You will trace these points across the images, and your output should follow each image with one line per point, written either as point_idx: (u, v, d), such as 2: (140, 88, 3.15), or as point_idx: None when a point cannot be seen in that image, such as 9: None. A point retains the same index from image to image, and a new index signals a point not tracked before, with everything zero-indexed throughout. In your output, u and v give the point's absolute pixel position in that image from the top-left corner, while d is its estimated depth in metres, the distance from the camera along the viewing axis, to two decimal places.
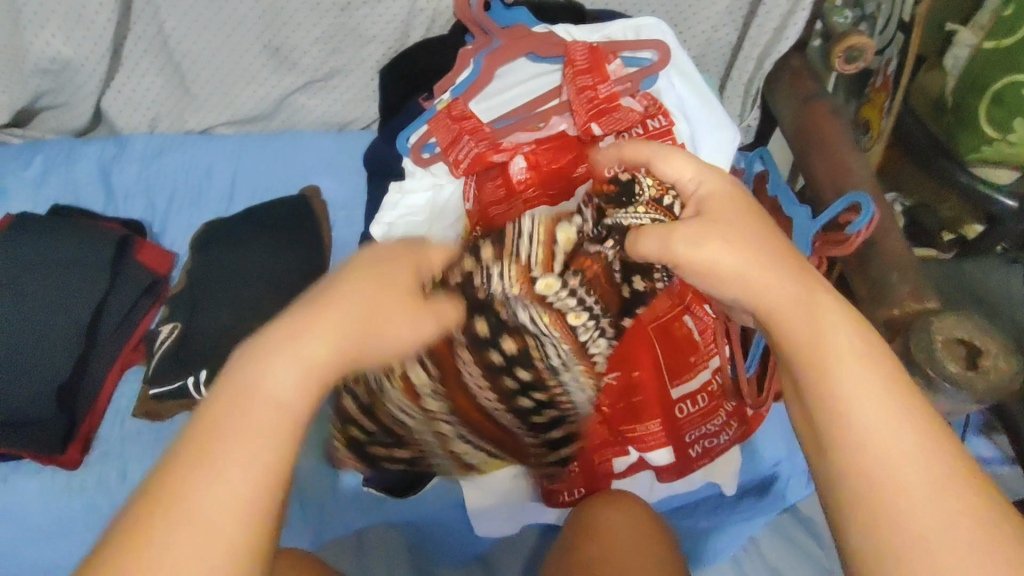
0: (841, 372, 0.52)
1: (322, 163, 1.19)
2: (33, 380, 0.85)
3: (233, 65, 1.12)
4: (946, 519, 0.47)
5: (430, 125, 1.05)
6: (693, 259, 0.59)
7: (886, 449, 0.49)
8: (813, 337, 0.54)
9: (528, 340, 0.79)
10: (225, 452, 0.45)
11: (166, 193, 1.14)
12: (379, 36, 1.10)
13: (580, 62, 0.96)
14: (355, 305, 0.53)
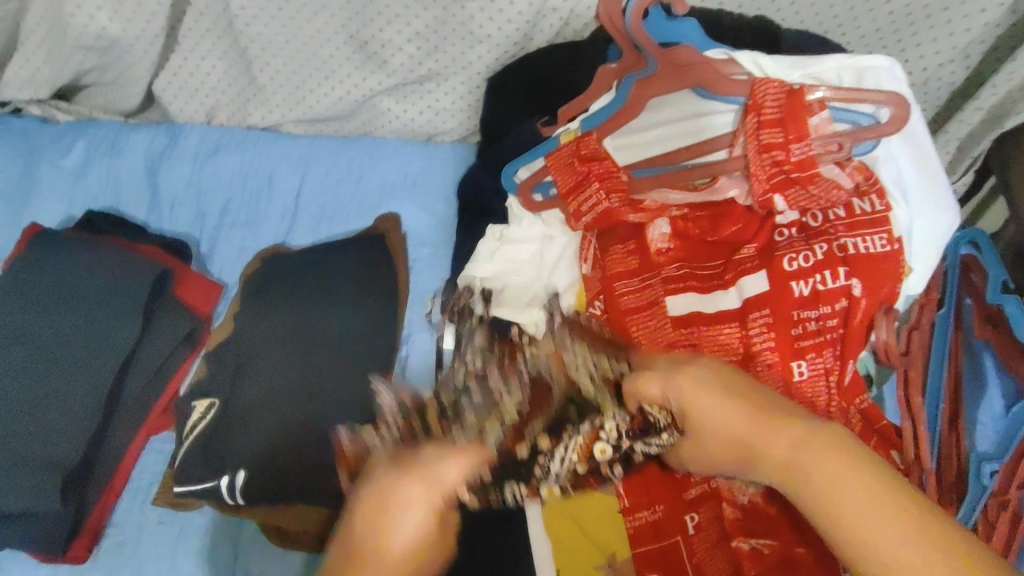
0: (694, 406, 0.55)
1: (403, 183, 0.97)
2: (36, 461, 0.67)
3: (310, 57, 0.91)
4: None
5: (549, 161, 0.82)
6: (661, 398, 0.57)
7: (862, 534, 0.45)
8: (747, 428, 0.53)
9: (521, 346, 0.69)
10: None
11: (219, 203, 0.95)
12: (494, 36, 0.85)
13: (769, 110, 0.70)
14: (403, 517, 0.48)
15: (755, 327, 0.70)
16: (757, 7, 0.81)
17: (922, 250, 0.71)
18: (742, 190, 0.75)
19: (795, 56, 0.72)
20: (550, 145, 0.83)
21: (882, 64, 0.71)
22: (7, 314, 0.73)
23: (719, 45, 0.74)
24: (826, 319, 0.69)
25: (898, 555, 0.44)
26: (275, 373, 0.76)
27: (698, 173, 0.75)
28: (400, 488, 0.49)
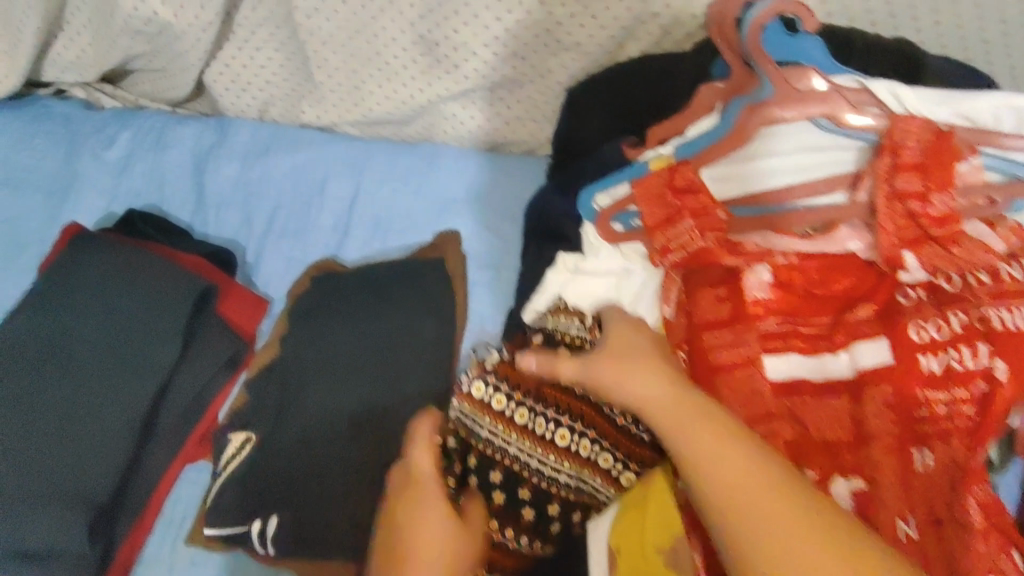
0: (648, 390, 0.54)
1: (466, 199, 0.88)
2: (61, 496, 0.61)
3: (374, 55, 0.83)
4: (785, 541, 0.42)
5: (635, 188, 0.72)
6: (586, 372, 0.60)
7: (699, 465, 0.47)
8: (628, 370, 0.57)
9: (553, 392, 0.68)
10: None
11: (267, 209, 0.88)
12: (585, 43, 0.77)
13: (909, 153, 0.60)
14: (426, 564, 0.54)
15: (872, 405, 0.61)
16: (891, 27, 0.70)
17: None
18: (863, 243, 0.67)
19: (942, 91, 0.60)
20: (635, 169, 0.73)
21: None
22: (40, 328, 0.68)
23: (849, 70, 0.63)
24: (958, 405, 0.58)
25: (770, 523, 0.43)
26: (321, 409, 0.70)
27: (812, 216, 0.67)
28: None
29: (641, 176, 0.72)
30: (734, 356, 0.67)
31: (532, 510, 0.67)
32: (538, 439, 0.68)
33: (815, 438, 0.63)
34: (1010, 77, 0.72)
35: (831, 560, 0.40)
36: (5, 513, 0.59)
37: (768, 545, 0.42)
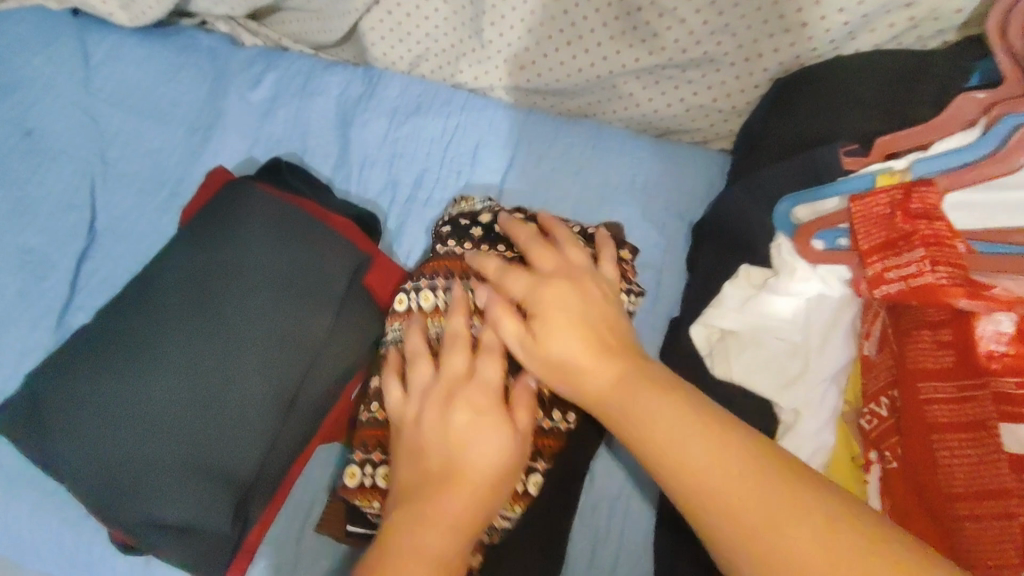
0: (558, 322, 0.50)
1: (628, 190, 0.80)
2: (210, 466, 0.58)
3: (560, 15, 0.74)
4: (732, 477, 0.39)
5: (854, 206, 0.64)
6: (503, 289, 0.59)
7: (636, 418, 0.45)
8: (560, 315, 0.51)
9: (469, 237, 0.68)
10: (448, 499, 0.46)
11: (414, 172, 0.81)
12: (810, 27, 0.67)
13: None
14: (476, 444, 0.48)
15: None
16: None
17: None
18: None
19: None
20: (858, 183, 0.64)
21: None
22: (189, 279, 0.64)
23: None
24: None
25: (721, 488, 0.39)
26: None
27: None
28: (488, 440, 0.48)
29: (866, 192, 0.63)
30: (955, 415, 0.58)
31: None
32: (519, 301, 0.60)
33: None
34: None
35: (768, 515, 0.37)
36: (153, 477, 0.57)
37: (713, 508, 0.39)
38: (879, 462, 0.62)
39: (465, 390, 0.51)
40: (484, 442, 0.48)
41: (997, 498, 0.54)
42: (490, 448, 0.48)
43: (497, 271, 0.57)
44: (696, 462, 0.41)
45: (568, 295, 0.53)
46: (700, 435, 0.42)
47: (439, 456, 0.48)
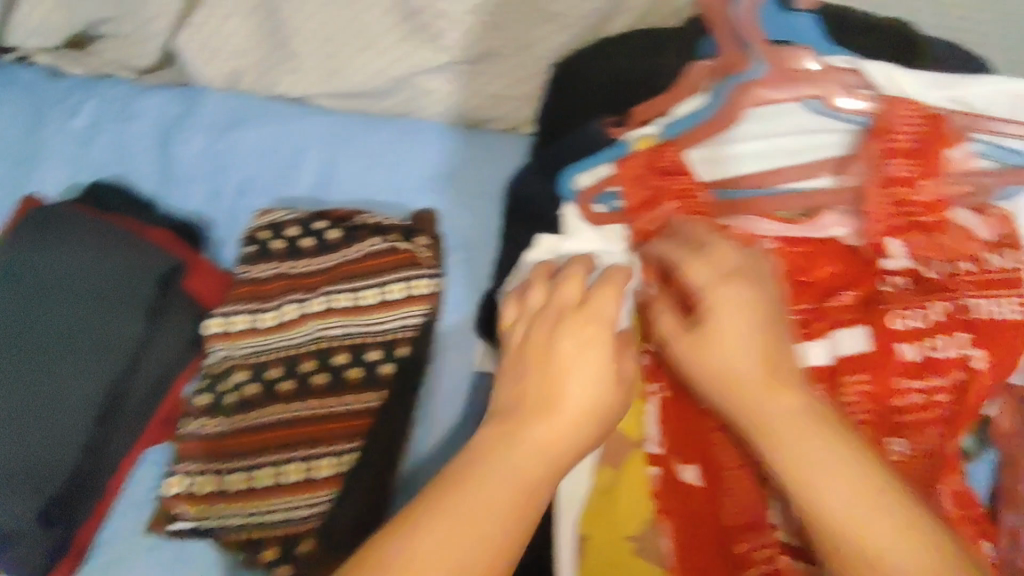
0: (712, 318, 0.59)
1: (442, 179, 0.87)
2: (31, 470, 0.62)
3: (351, 23, 0.80)
4: (847, 481, 0.52)
5: (619, 169, 0.70)
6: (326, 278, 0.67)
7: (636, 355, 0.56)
8: (704, 275, 0.61)
9: (279, 237, 0.69)
10: (489, 468, 0.44)
11: (238, 180, 0.85)
12: (563, 17, 0.75)
13: (906, 132, 0.61)
14: (574, 386, 0.47)
15: (847, 398, 0.60)
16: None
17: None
18: (850, 229, 0.64)
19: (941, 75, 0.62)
20: (619, 149, 0.70)
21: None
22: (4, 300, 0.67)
23: (842, 50, 0.64)
24: (913, 406, 0.59)
25: (811, 446, 0.53)
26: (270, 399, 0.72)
27: (799, 201, 0.65)
28: (564, 353, 0.48)
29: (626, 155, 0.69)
30: None
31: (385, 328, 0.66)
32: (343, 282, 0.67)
33: None
34: None
35: (834, 462, 0.53)
36: None
37: (829, 490, 0.52)
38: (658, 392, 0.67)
39: (585, 317, 0.49)
40: (582, 383, 0.47)
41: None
42: (580, 391, 0.47)
43: (325, 270, 0.68)
44: (816, 476, 0.53)
45: (738, 300, 0.59)
46: (831, 480, 0.52)
47: (539, 397, 0.47)
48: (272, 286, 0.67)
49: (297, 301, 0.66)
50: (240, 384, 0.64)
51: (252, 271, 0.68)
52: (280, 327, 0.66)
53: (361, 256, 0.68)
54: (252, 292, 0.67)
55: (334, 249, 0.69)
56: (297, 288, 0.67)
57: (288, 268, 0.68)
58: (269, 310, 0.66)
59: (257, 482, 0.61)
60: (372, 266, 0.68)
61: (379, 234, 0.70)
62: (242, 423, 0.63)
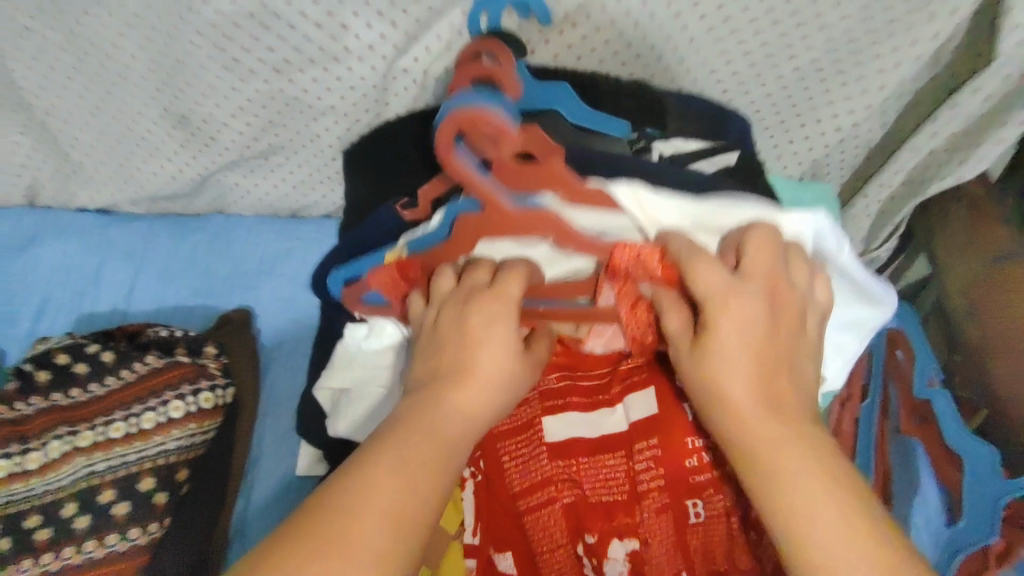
0: (485, 347, 0.54)
1: (260, 275, 0.84)
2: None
3: (126, 132, 0.75)
4: (820, 507, 0.45)
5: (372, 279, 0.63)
6: (104, 403, 0.63)
7: (462, 408, 0.52)
8: (496, 305, 0.55)
9: (56, 363, 0.65)
10: (349, 539, 0.42)
11: (36, 303, 0.81)
12: (338, 106, 0.71)
13: (659, 271, 0.55)
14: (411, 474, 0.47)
15: (640, 462, 0.59)
16: (632, 57, 0.65)
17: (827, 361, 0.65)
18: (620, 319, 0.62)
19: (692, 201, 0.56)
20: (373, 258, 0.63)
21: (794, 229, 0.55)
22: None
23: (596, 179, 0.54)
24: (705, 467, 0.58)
25: (800, 483, 0.46)
26: None
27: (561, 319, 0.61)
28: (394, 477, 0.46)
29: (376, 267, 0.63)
30: (514, 422, 0.63)
31: (160, 457, 0.62)
32: (122, 404, 0.63)
33: (591, 501, 0.61)
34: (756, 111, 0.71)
35: (825, 496, 0.45)
36: None
37: (796, 510, 0.45)
38: (472, 478, 0.64)
39: (452, 384, 0.53)
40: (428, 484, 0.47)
41: (546, 490, 0.61)
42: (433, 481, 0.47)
43: (104, 394, 0.64)
44: (813, 525, 0.44)
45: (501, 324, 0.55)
46: (808, 486, 0.45)
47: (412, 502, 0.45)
48: (42, 422, 0.62)
49: (67, 433, 0.62)
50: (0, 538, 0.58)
51: (20, 405, 0.63)
52: (44, 467, 0.60)
53: (142, 374, 0.65)
54: (18, 432, 0.62)
55: (109, 372, 0.65)
56: (69, 419, 0.62)
57: (64, 398, 0.64)
58: (33, 450, 0.61)
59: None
60: (155, 383, 0.64)
61: (163, 349, 0.67)
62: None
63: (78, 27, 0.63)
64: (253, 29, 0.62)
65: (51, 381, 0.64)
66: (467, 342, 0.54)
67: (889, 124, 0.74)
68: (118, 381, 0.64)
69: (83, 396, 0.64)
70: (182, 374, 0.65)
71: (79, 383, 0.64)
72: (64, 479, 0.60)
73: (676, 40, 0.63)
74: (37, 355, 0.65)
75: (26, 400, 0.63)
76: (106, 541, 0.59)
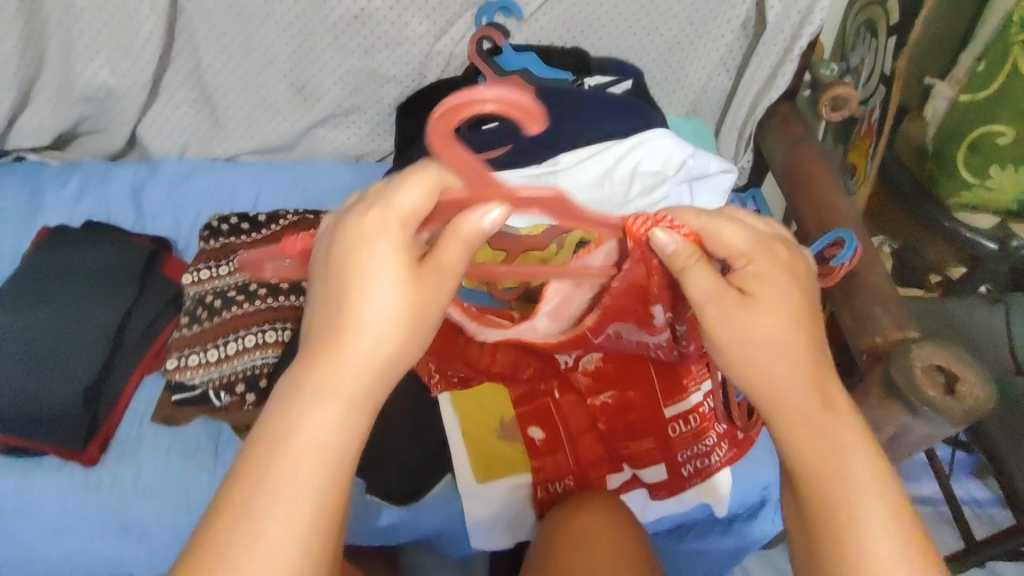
0: (382, 276, 0.53)
1: (337, 190, 1.24)
2: (66, 373, 0.91)
3: (260, 100, 1.21)
4: (848, 467, 0.57)
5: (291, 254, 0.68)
6: (262, 239, 1.05)
7: (368, 319, 0.53)
8: (375, 242, 0.53)
9: (232, 222, 1.07)
10: (277, 500, 0.47)
11: (192, 213, 1.21)
12: (397, 76, 1.17)
13: (685, 230, 0.63)
14: (342, 382, 0.52)
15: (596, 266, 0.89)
16: (570, 37, 1.16)
17: (706, 199, 1.03)
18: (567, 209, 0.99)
19: (595, 149, 1.04)
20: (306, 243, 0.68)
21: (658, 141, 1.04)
22: (41, 276, 0.98)
23: (550, 164, 1.04)
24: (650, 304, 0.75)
25: (828, 466, 0.58)
26: (83, 319, 0.95)
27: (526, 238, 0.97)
28: (321, 404, 0.50)
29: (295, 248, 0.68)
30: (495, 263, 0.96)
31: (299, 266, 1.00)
32: (274, 240, 1.05)
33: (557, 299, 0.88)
34: (646, 69, 1.20)
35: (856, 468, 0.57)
36: (26, 380, 0.89)
37: (818, 471, 0.58)
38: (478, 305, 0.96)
39: (355, 298, 0.53)
40: (345, 382, 0.51)
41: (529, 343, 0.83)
42: (351, 381, 0.52)
43: (263, 235, 1.05)
44: (842, 488, 0.56)
45: (386, 248, 0.54)
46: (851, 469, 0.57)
47: (347, 409, 0.51)
48: (228, 250, 1.04)
49: (243, 254, 1.03)
50: (207, 307, 0.98)
51: (215, 243, 1.05)
52: (233, 272, 1.01)
53: (285, 225, 1.07)
54: (216, 256, 1.04)
55: (265, 225, 1.07)
56: (244, 248, 1.04)
57: (239, 239, 1.05)
58: (224, 264, 1.02)
59: (227, 351, 0.93)
60: (293, 229, 1.06)
61: (296, 212, 1.09)
62: (214, 322, 0.96)
63: (250, 27, 1.11)
64: (355, 27, 1.10)
65: (229, 232, 1.06)
66: (362, 265, 0.53)
67: (733, 73, 1.21)
68: (270, 229, 1.06)
69: (250, 238, 1.05)
70: (311, 223, 1.07)
71: (246, 232, 1.06)
72: (244, 277, 1.00)
73: (592, 27, 1.14)
74: (220, 221, 1.08)
75: (218, 241, 1.06)
76: (277, 298, 0.97)
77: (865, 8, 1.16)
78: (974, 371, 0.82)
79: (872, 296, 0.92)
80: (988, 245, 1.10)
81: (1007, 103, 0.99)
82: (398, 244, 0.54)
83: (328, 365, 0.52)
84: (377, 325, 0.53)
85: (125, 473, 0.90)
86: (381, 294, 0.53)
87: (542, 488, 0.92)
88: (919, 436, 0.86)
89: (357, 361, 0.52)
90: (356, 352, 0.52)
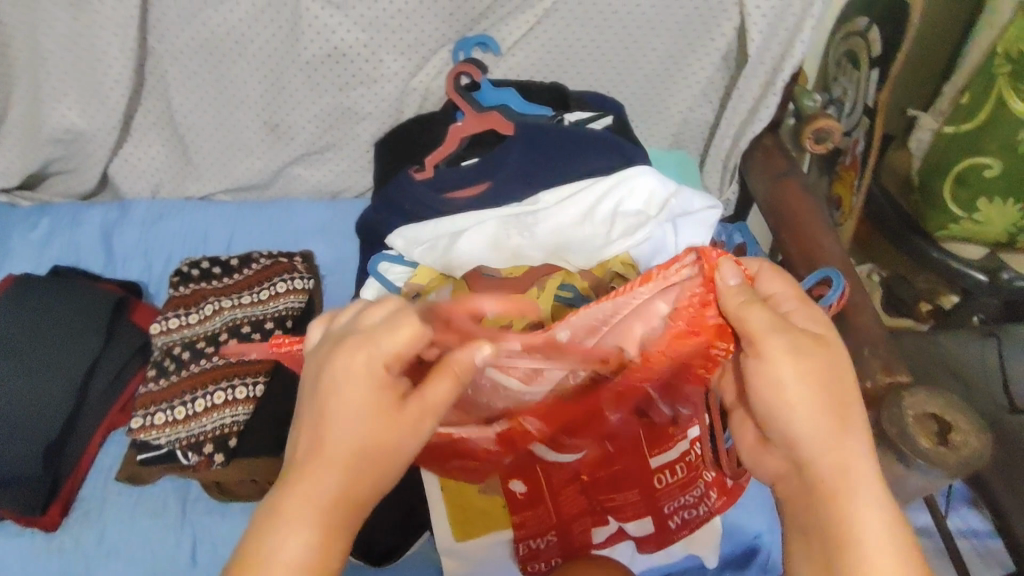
0: (351, 407, 0.56)
1: (314, 229, 1.21)
2: (23, 433, 0.87)
3: (234, 139, 1.18)
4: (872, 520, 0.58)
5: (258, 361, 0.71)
6: (234, 285, 1.03)
7: (342, 446, 0.55)
8: (340, 378, 0.57)
9: (203, 267, 1.05)
10: None
11: (164, 256, 1.18)
12: (374, 113, 1.15)
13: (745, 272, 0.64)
14: (322, 498, 0.55)
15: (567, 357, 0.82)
16: (550, 72, 1.14)
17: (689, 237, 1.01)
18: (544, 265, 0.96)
19: (573, 189, 1.03)
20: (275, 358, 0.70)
21: (637, 177, 1.02)
22: (3, 328, 0.94)
23: (526, 206, 1.02)
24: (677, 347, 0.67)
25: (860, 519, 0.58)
26: (45, 373, 0.91)
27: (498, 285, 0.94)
28: (297, 520, 0.54)
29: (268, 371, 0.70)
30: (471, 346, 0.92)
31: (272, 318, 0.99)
32: (246, 286, 1.02)
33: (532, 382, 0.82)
34: (627, 101, 1.18)
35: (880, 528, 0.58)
36: None
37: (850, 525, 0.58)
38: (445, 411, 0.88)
39: (328, 430, 0.56)
40: (324, 499, 0.55)
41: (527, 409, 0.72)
42: (327, 501, 0.55)
43: (236, 282, 1.03)
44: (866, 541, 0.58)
45: (356, 383, 0.56)
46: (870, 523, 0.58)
47: (328, 525, 0.55)
48: (198, 298, 1.01)
49: (214, 301, 1.00)
50: (175, 360, 0.95)
51: (184, 288, 1.02)
52: (203, 321, 0.99)
53: (257, 270, 1.04)
54: (185, 304, 1.01)
55: (236, 270, 1.05)
56: (215, 294, 1.01)
57: (209, 286, 1.03)
58: (191, 314, 0.99)
59: (195, 408, 0.90)
60: (266, 274, 1.03)
61: (268, 255, 1.07)
62: (182, 375, 0.93)
63: (222, 66, 1.08)
64: (330, 65, 1.08)
65: (198, 279, 1.04)
66: (331, 398, 0.57)
67: (715, 104, 1.19)
68: (242, 273, 1.04)
69: (222, 284, 1.03)
70: (284, 264, 1.05)
71: (217, 277, 1.04)
72: (217, 326, 0.98)
73: (571, 61, 1.12)
74: (190, 266, 1.05)
75: (186, 288, 1.03)
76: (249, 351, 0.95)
77: (847, 39, 1.14)
78: (967, 418, 0.79)
79: (861, 337, 0.89)
80: (979, 278, 1.09)
81: (991, 136, 0.97)
82: (367, 378, 0.56)
83: (301, 484, 0.55)
84: (348, 455, 0.55)
85: (88, 536, 0.86)
86: (351, 425, 0.56)
87: (524, 544, 0.88)
88: (914, 485, 0.83)
89: (330, 487, 0.55)
90: (330, 477, 0.55)
